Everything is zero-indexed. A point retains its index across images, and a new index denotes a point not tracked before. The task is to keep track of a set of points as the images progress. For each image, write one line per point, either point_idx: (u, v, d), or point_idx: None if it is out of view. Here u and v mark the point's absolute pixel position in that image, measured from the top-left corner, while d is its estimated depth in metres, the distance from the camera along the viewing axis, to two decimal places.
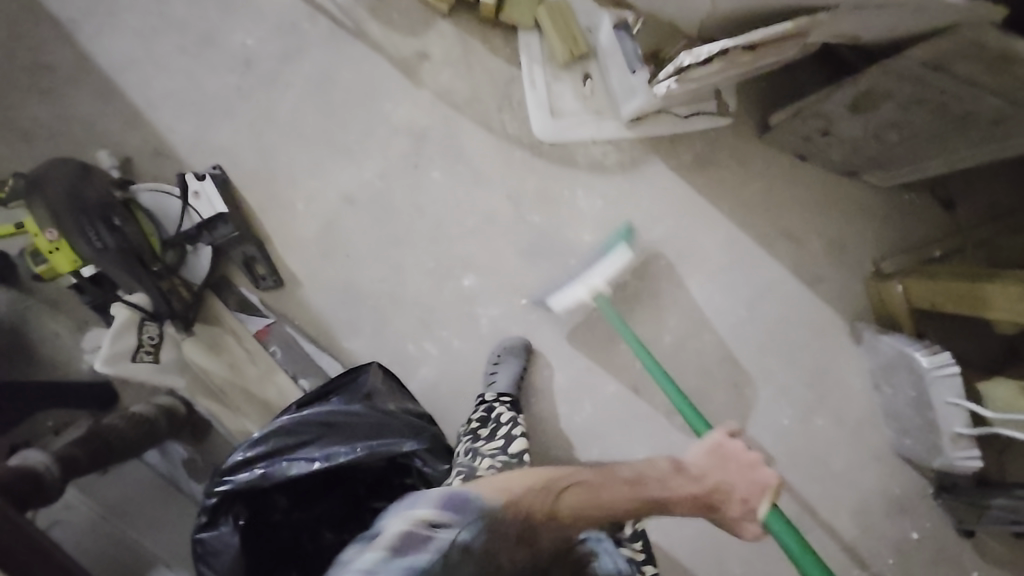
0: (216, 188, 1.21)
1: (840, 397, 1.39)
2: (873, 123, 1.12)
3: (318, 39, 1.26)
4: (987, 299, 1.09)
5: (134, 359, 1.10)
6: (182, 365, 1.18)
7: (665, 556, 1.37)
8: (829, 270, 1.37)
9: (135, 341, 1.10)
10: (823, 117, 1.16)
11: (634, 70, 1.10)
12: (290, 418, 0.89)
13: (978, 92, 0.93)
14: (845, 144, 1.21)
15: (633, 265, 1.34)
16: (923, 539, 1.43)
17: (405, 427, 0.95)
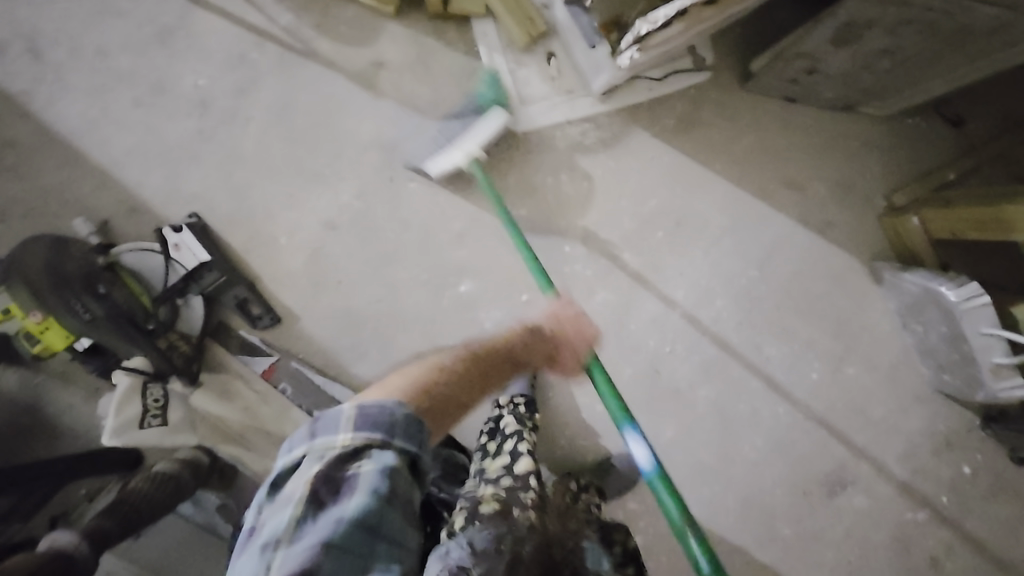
0: (195, 236, 1.19)
1: (869, 342, 1.33)
2: (861, 54, 1.05)
3: (269, 67, 1.21)
4: (1012, 221, 1.02)
5: (143, 425, 1.13)
6: (193, 420, 1.18)
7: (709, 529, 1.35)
8: (838, 212, 1.29)
9: (140, 408, 1.13)
10: (806, 56, 1.09)
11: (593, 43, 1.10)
12: None
13: (969, 3, 0.86)
14: (835, 79, 1.13)
15: (632, 242, 1.28)
16: (977, 473, 1.38)
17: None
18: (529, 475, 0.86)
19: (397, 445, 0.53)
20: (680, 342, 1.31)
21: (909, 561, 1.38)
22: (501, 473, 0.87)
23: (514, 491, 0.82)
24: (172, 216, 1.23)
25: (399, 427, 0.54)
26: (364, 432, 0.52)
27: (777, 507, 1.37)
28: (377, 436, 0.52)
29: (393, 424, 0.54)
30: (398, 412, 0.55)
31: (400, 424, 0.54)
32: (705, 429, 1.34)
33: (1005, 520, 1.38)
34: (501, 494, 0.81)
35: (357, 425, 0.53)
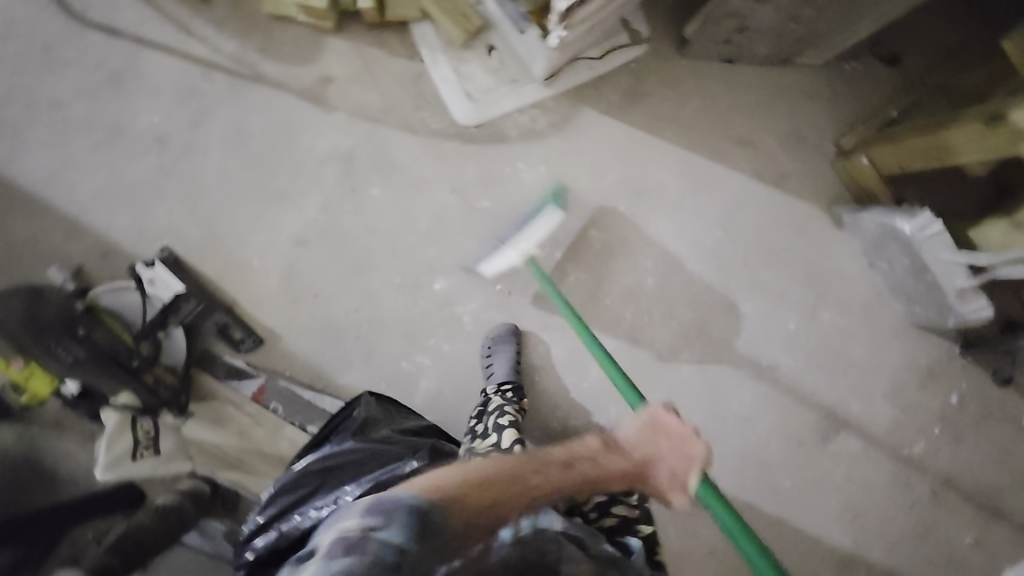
0: (168, 269, 1.21)
1: (840, 286, 1.36)
2: (784, 6, 1.13)
3: (220, 96, 1.24)
4: (949, 146, 1.07)
5: (136, 458, 1.15)
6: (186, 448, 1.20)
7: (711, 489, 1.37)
8: (791, 164, 1.32)
9: (132, 442, 1.15)
10: (734, 16, 1.17)
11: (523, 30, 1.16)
12: (292, 471, 0.92)
13: None
14: (765, 33, 1.20)
15: (596, 219, 1.31)
16: (965, 400, 1.40)
17: (404, 447, 0.95)
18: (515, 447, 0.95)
19: (401, 524, 0.53)
20: (657, 311, 1.34)
21: (909, 494, 1.41)
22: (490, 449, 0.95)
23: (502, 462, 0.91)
24: (143, 253, 1.25)
25: (400, 514, 0.53)
26: (369, 517, 0.53)
27: (776, 460, 1.39)
28: (376, 518, 0.53)
29: (397, 509, 0.54)
30: (402, 498, 0.55)
31: (407, 510, 0.54)
32: (694, 393, 1.36)
33: (998, 442, 1.41)
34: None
35: (366, 511, 0.54)
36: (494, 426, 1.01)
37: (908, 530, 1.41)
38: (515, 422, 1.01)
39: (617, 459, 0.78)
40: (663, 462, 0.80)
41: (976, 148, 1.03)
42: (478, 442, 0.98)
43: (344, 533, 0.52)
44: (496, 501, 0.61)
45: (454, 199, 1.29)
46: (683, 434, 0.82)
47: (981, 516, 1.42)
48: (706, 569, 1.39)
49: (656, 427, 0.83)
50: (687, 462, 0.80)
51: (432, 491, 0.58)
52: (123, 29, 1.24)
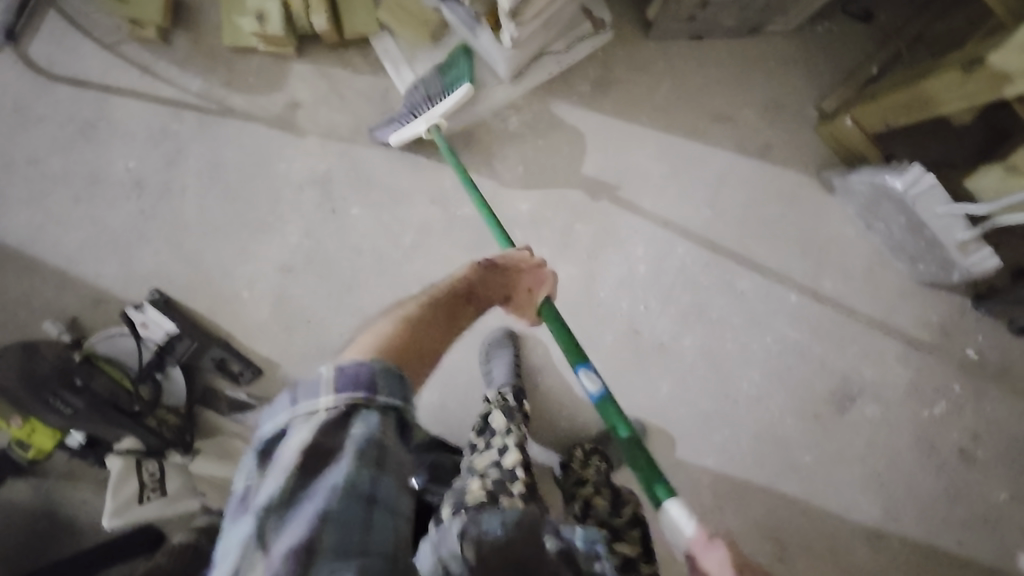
0: (159, 311, 1.22)
1: (839, 252, 1.32)
2: None
3: (192, 133, 1.25)
4: (931, 94, 1.02)
5: (143, 501, 1.16)
6: (192, 487, 1.20)
7: (729, 472, 1.35)
8: (774, 133, 1.29)
9: (137, 485, 1.16)
10: None
11: (477, 32, 1.16)
12: None
13: None
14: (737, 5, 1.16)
15: (581, 212, 1.29)
16: (983, 354, 1.35)
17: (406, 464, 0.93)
18: (518, 469, 0.84)
19: (381, 408, 0.58)
20: (653, 298, 1.32)
21: (935, 456, 1.37)
22: (488, 465, 0.84)
23: (502, 483, 0.80)
24: (134, 298, 1.26)
25: (382, 383, 0.59)
26: (348, 394, 0.57)
27: (793, 435, 1.36)
28: (361, 396, 0.57)
29: (372, 381, 0.58)
30: (379, 373, 0.60)
31: (383, 386, 0.59)
32: (700, 377, 1.34)
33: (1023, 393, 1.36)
34: (488, 484, 0.79)
35: (339, 387, 0.57)
36: (496, 443, 0.91)
37: (936, 492, 1.38)
38: (520, 439, 0.91)
39: (496, 275, 0.89)
40: (524, 285, 0.92)
41: (962, 93, 0.98)
42: (478, 459, 0.89)
43: (320, 428, 0.55)
44: (418, 348, 0.67)
45: (435, 209, 1.28)
46: (534, 266, 0.94)
47: (1011, 471, 1.38)
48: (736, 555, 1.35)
49: (522, 268, 0.93)
50: (539, 281, 0.94)
51: (382, 356, 0.61)
52: (89, 79, 1.25)
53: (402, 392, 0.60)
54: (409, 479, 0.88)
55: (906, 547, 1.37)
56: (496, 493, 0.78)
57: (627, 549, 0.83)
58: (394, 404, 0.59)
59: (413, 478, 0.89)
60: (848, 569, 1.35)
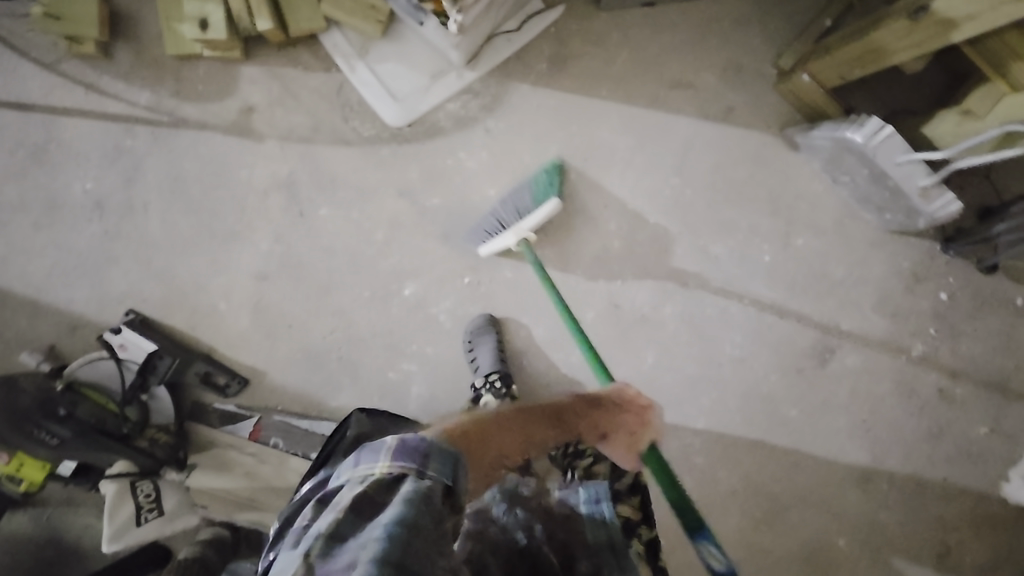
0: (137, 331, 1.21)
1: (809, 208, 1.32)
2: None
3: (146, 149, 1.22)
4: (882, 46, 1.03)
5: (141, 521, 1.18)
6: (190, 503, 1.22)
7: (717, 432, 1.38)
8: (736, 95, 1.28)
9: (134, 506, 1.17)
10: None
11: (421, 20, 1.12)
12: None
13: None
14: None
15: (550, 191, 1.29)
16: (956, 296, 1.38)
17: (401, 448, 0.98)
18: None
19: (436, 470, 0.50)
20: (630, 272, 1.32)
21: (916, 399, 1.41)
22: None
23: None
24: (109, 321, 1.25)
25: (436, 457, 0.50)
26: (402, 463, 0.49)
27: (778, 393, 1.38)
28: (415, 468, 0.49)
29: (431, 449, 0.50)
30: (435, 443, 0.51)
31: (437, 461, 0.50)
32: (684, 344, 1.36)
33: (996, 329, 1.40)
34: None
35: (395, 452, 0.50)
36: None
37: (920, 432, 1.42)
38: None
39: (596, 414, 0.79)
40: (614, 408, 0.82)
41: (911, 42, 1.00)
42: None
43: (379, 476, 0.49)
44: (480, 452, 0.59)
45: (403, 203, 1.27)
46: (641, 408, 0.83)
47: (990, 405, 1.42)
48: (730, 509, 1.40)
49: (635, 414, 0.82)
50: (638, 421, 0.82)
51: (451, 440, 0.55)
52: (33, 102, 1.21)
53: (457, 471, 0.51)
54: None
55: (892, 486, 1.43)
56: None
57: (632, 510, 0.80)
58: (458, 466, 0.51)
59: None
60: (837, 512, 1.42)
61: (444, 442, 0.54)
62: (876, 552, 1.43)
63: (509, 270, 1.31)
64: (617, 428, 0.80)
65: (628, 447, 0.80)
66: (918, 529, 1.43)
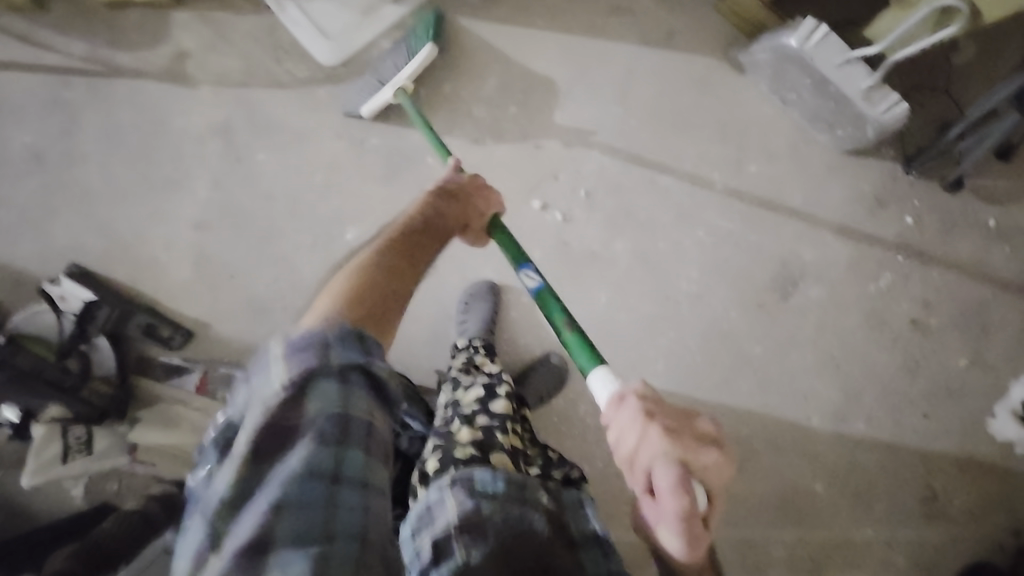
0: (76, 280, 1.20)
1: (758, 132, 1.29)
2: None
3: (82, 99, 1.25)
4: None
5: (67, 461, 1.15)
6: (120, 444, 1.19)
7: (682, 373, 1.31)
8: (672, 19, 1.28)
9: (61, 447, 1.15)
10: None
11: None
12: None
13: None
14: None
15: (489, 126, 1.27)
16: (922, 219, 1.32)
17: None
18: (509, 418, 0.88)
19: (335, 358, 0.55)
20: (576, 206, 1.28)
21: (889, 330, 1.34)
22: (475, 409, 0.87)
23: (492, 433, 0.83)
24: (49, 272, 1.24)
25: (335, 347, 0.56)
26: (300, 364, 0.53)
27: (739, 328, 1.32)
28: (308, 375, 0.53)
29: (311, 348, 0.54)
30: (319, 338, 0.56)
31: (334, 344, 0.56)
32: (640, 280, 1.30)
33: (969, 252, 1.33)
34: (478, 436, 0.81)
35: (283, 362, 0.54)
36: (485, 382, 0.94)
37: (898, 367, 1.34)
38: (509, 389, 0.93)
39: (449, 205, 0.88)
40: (477, 209, 0.91)
41: None
42: (462, 397, 0.91)
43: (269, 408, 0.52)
44: (361, 318, 0.63)
45: (341, 145, 1.26)
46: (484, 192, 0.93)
47: (972, 335, 1.34)
48: None
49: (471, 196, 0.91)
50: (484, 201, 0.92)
51: (333, 321, 0.58)
52: None
53: (352, 356, 0.56)
54: None
55: (874, 429, 1.33)
56: (486, 447, 0.80)
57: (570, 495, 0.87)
58: (358, 361, 0.56)
59: None
60: (815, 456, 1.33)
61: (328, 326, 0.57)
62: (864, 502, 1.32)
63: None
64: (474, 216, 0.91)
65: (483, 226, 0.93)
66: (905, 474, 1.32)
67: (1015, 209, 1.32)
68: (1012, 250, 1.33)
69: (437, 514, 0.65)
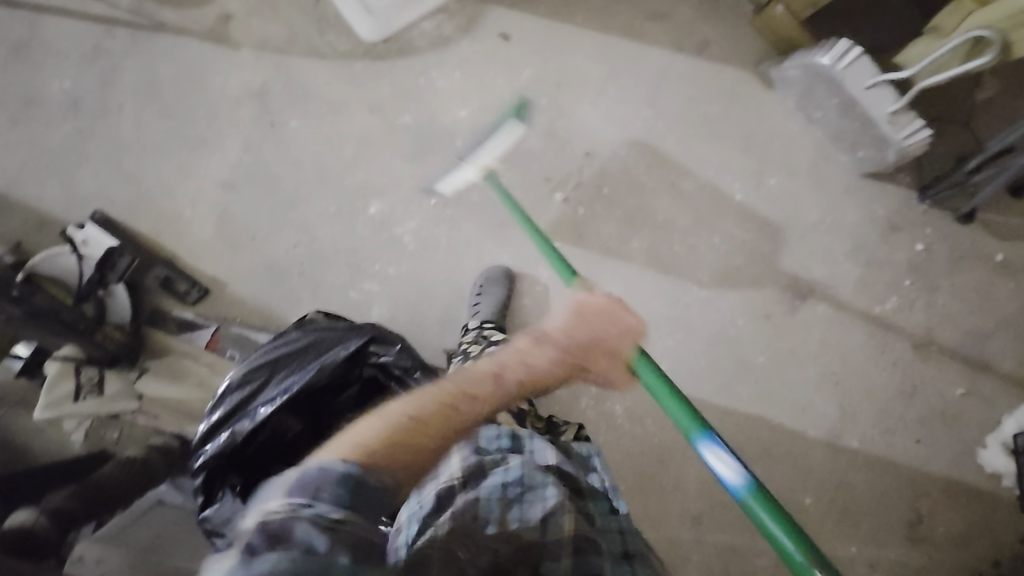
0: (99, 228, 1.21)
1: (781, 147, 1.32)
2: None
3: (124, 51, 1.28)
4: None
5: (78, 400, 1.12)
6: (132, 391, 1.17)
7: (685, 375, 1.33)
8: (708, 28, 1.31)
9: (73, 385, 1.13)
10: None
11: None
12: (239, 369, 0.96)
13: None
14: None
15: (519, 115, 1.29)
16: (932, 247, 1.35)
17: (345, 329, 1.02)
18: None
19: (330, 497, 0.50)
20: (597, 202, 1.31)
21: (891, 353, 1.36)
22: None
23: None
24: (74, 216, 1.26)
25: (334, 489, 0.50)
26: (294, 497, 0.49)
27: (745, 337, 1.34)
28: (305, 499, 0.49)
29: (327, 482, 0.51)
30: (332, 472, 0.51)
31: (336, 483, 0.51)
32: (652, 281, 1.32)
33: (974, 284, 1.36)
34: None
35: (291, 492, 0.50)
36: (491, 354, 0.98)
37: (895, 389, 1.36)
38: None
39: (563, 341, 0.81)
40: (601, 339, 0.83)
41: None
42: None
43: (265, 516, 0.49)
44: (398, 461, 0.57)
45: (374, 119, 1.28)
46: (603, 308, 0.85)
47: (970, 365, 1.36)
48: (694, 459, 1.35)
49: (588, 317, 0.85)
50: (624, 335, 0.85)
51: (363, 459, 0.55)
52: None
53: (356, 495, 0.51)
54: (345, 344, 0.98)
55: (867, 448, 1.36)
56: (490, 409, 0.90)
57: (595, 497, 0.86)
58: (351, 476, 0.52)
59: (351, 342, 0.98)
60: (808, 470, 1.34)
61: (355, 461, 0.54)
62: (852, 520, 1.34)
63: (477, 194, 1.29)
64: (597, 356, 0.83)
65: (617, 367, 0.84)
66: (892, 496, 1.35)
67: (1022, 247, 1.36)
68: (1015, 286, 1.36)
69: (442, 470, 0.72)
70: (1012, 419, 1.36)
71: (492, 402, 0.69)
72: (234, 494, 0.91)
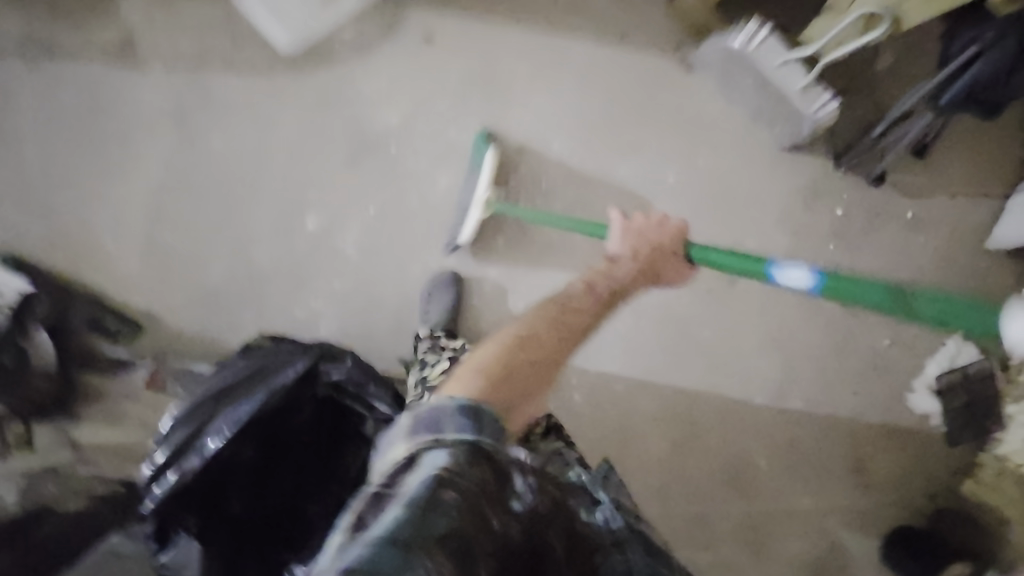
0: (9, 270, 1.14)
1: (706, 128, 1.37)
2: None
3: (18, 78, 1.19)
4: None
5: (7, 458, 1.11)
6: (62, 441, 1.16)
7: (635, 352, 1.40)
8: (629, 17, 1.34)
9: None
10: None
11: None
12: (181, 408, 0.92)
13: None
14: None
15: (450, 115, 1.28)
16: (850, 212, 1.44)
17: (291, 351, 0.99)
18: None
19: (452, 429, 0.55)
20: (536, 196, 1.33)
21: (824, 314, 1.45)
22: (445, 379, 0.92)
23: None
24: None
25: (452, 422, 0.55)
26: (418, 437, 0.55)
27: (690, 313, 1.41)
28: (428, 436, 0.54)
29: (444, 419, 0.56)
30: (449, 410, 0.56)
31: (454, 416, 0.56)
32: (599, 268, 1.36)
33: (891, 241, 1.46)
34: None
35: (414, 431, 0.55)
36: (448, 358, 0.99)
37: (831, 346, 1.45)
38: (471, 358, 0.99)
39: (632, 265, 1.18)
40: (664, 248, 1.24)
41: None
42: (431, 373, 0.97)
43: (397, 458, 0.54)
44: (504, 374, 0.76)
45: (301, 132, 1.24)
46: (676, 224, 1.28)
47: (894, 317, 1.47)
48: (653, 436, 1.40)
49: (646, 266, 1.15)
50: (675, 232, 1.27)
51: (475, 387, 0.71)
52: None
53: (476, 424, 0.56)
54: (291, 365, 0.96)
55: (811, 406, 1.44)
56: None
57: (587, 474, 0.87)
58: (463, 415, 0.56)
59: (298, 362, 0.96)
60: (757, 432, 1.42)
61: (467, 395, 0.61)
62: (800, 472, 1.43)
63: (414, 199, 1.27)
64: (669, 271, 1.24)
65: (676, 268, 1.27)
66: (835, 446, 1.45)
67: (930, 202, 1.46)
68: (927, 239, 1.46)
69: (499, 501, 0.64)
70: (933, 363, 1.47)
71: (557, 324, 0.91)
72: (190, 533, 0.88)
